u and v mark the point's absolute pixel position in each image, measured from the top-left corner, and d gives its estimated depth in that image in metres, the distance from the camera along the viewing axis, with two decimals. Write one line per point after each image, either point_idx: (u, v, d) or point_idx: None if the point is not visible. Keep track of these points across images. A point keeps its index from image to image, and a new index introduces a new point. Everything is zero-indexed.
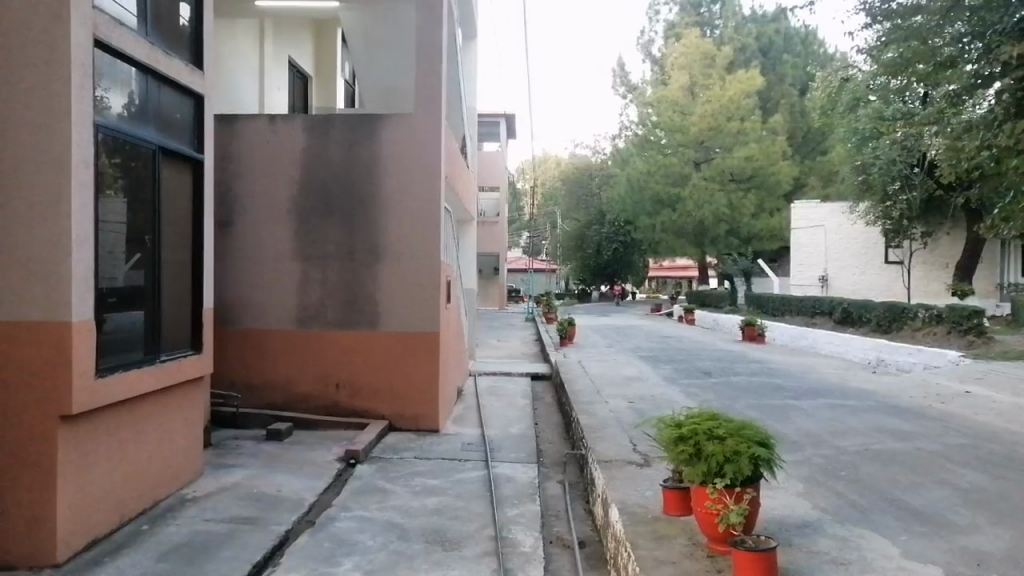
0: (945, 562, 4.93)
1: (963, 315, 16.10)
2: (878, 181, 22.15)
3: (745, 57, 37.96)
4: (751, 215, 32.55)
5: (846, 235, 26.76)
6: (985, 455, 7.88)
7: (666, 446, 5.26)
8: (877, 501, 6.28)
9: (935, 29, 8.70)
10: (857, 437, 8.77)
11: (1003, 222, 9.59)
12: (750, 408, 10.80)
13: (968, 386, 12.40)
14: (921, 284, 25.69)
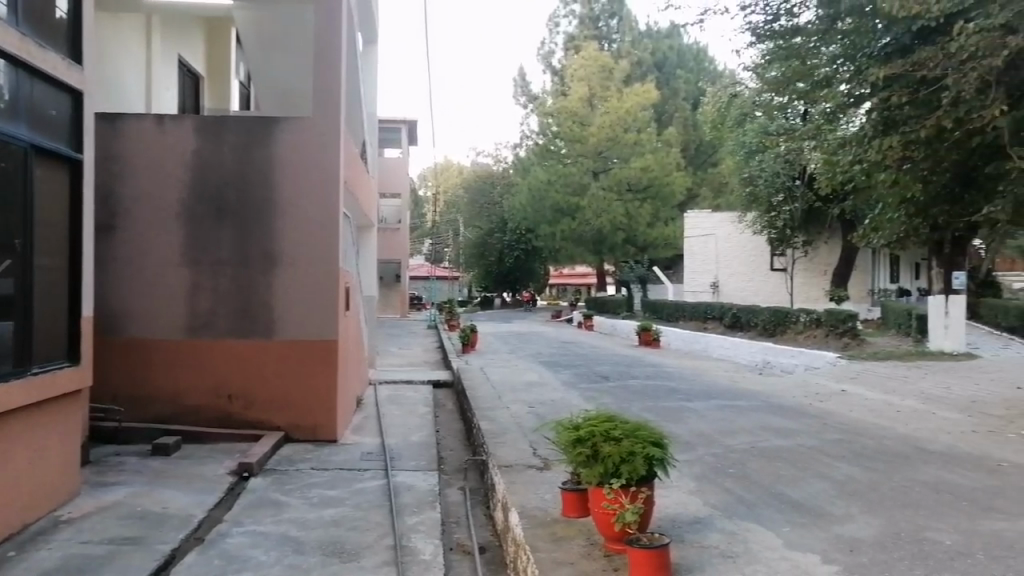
0: (822, 550, 5.23)
1: (839, 318, 17.16)
2: (764, 193, 23.37)
3: (641, 70, 39.20)
4: (647, 224, 33.58)
5: (734, 243, 28.02)
6: (859, 449, 8.41)
7: (564, 448, 5.34)
8: (763, 496, 6.58)
9: (812, 50, 9.41)
10: (744, 435, 9.19)
11: (874, 231, 10.33)
12: (646, 410, 11.12)
13: (844, 385, 13.22)
14: (803, 290, 27.30)
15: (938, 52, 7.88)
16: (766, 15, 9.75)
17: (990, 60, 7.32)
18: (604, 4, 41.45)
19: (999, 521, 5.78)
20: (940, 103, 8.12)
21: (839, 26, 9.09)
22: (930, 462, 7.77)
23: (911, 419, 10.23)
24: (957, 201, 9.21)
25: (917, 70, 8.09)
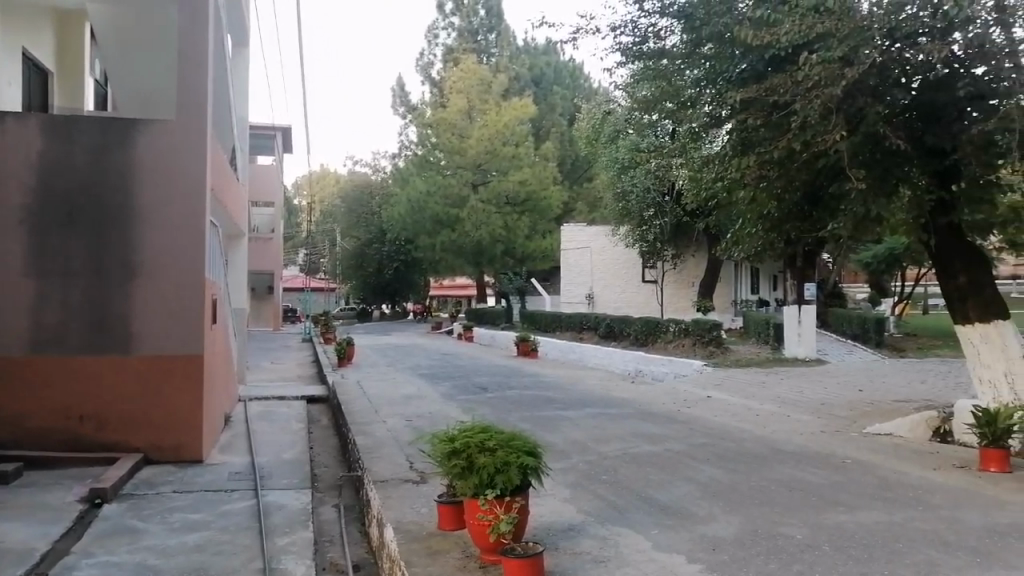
0: (687, 550, 5.47)
1: (705, 327, 18.12)
2: (635, 208, 24.33)
3: (519, 85, 39.90)
4: (525, 236, 34.13)
5: (608, 256, 28.99)
6: (721, 451, 8.87)
7: (439, 460, 5.31)
8: (632, 501, 6.81)
9: (677, 72, 9.94)
10: (617, 442, 9.47)
11: (736, 244, 10.97)
12: (523, 420, 11.26)
13: (709, 391, 13.92)
14: (673, 300, 28.56)
15: (787, 78, 8.49)
16: (635, 37, 10.19)
17: (831, 88, 7.96)
18: (482, 18, 41.94)
19: (844, 514, 6.25)
20: (789, 126, 8.73)
21: (701, 51, 9.62)
22: (784, 461, 8.30)
23: (768, 421, 10.90)
24: (807, 218, 9.90)
25: (769, 95, 8.68)
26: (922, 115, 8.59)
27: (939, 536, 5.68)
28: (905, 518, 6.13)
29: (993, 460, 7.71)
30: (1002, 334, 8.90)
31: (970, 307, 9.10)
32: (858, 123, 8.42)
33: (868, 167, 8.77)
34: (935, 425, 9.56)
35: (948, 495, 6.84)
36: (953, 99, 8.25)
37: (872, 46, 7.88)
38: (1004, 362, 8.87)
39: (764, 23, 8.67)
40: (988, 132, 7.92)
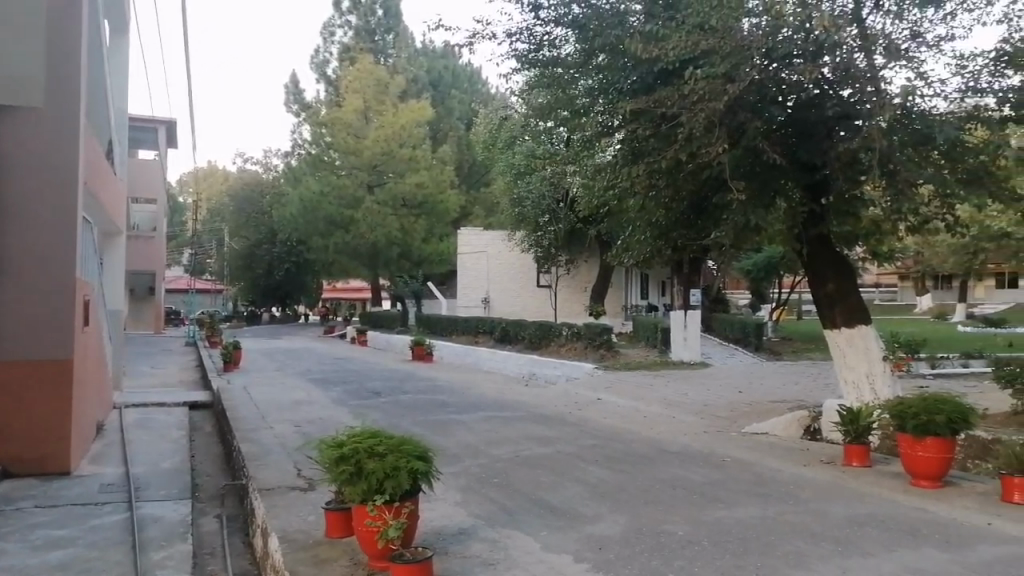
0: (575, 550, 5.58)
1: (596, 331, 18.56)
2: (531, 214, 24.60)
3: (416, 87, 39.61)
4: (421, 240, 33.96)
5: (504, 261, 29.29)
6: (608, 452, 9.12)
7: (326, 465, 5.18)
8: (523, 503, 6.88)
9: (570, 81, 10.14)
10: (509, 445, 9.56)
11: (627, 251, 11.33)
12: (415, 424, 11.15)
13: (600, 394, 14.26)
14: (566, 304, 29.19)
15: (674, 92, 8.84)
16: (530, 45, 10.31)
17: (714, 102, 8.34)
18: (379, 18, 41.47)
19: (721, 510, 6.55)
20: (675, 138, 9.09)
21: (594, 62, 9.85)
22: (668, 461, 8.61)
23: (654, 422, 11.28)
24: (692, 226, 10.32)
25: (658, 106, 9.02)
26: (796, 132, 9.13)
27: (807, 527, 6.05)
28: (776, 512, 6.48)
29: (855, 455, 8.28)
30: (864, 338, 9.55)
31: (837, 312, 9.73)
32: (740, 137, 8.85)
33: (748, 179, 9.26)
34: (805, 423, 10.19)
35: (815, 489, 7.29)
36: (823, 118, 8.80)
37: (752, 64, 8.31)
38: (866, 363, 9.54)
39: (653, 38, 8.99)
40: (853, 150, 8.51)
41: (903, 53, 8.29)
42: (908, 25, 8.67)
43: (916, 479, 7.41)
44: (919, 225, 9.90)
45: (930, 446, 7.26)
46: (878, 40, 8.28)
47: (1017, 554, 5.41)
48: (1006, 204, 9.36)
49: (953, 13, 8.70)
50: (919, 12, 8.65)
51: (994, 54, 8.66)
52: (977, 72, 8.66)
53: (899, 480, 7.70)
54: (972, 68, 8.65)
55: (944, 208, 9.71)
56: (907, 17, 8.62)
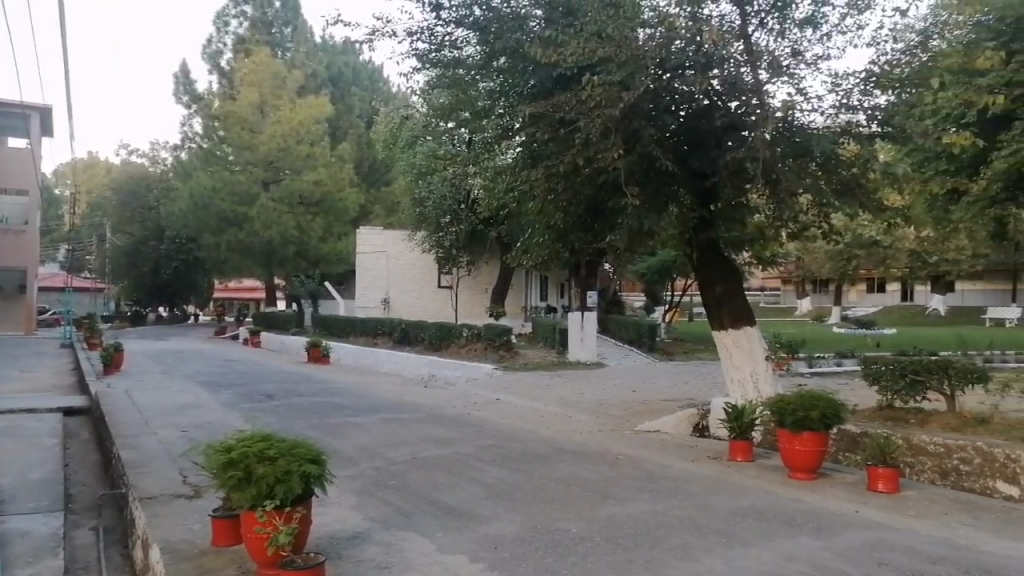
0: (471, 550, 5.59)
1: (496, 332, 18.68)
2: (433, 214, 24.42)
3: (316, 82, 38.72)
4: (319, 238, 33.20)
5: (404, 260, 29.02)
6: (506, 452, 9.20)
7: (213, 471, 4.98)
8: (419, 505, 6.82)
9: (471, 82, 10.15)
10: (406, 447, 9.47)
11: (526, 252, 11.48)
12: (310, 428, 10.88)
13: (499, 394, 14.37)
14: (467, 305, 29.26)
15: (572, 97, 9.01)
16: (431, 44, 10.25)
17: (610, 109, 8.57)
18: (277, 11, 40.28)
19: (614, 506, 6.72)
20: (573, 142, 9.27)
21: (494, 64, 9.91)
22: (564, 460, 8.77)
23: (551, 422, 11.45)
24: (590, 230, 10.56)
25: (556, 111, 9.18)
26: (688, 140, 9.50)
27: (693, 520, 6.31)
28: (666, 507, 6.72)
29: (740, 450, 8.69)
30: (748, 338, 10.04)
31: (724, 314, 10.17)
32: (635, 144, 9.13)
33: (642, 185, 9.55)
34: (694, 420, 10.58)
35: (702, 484, 7.59)
36: (712, 128, 9.20)
37: (646, 74, 8.58)
38: (750, 363, 10.03)
39: (552, 43, 9.14)
40: (739, 159, 8.92)
41: (785, 69, 8.77)
42: (790, 43, 9.18)
43: (794, 471, 7.85)
44: (798, 232, 10.49)
45: (807, 441, 7.71)
46: (763, 56, 8.72)
47: (881, 539, 5.82)
48: (875, 214, 10.06)
49: (829, 34, 9.28)
50: (799, 32, 9.17)
51: (864, 74, 9.29)
52: (850, 90, 9.27)
53: (779, 473, 8.13)
54: (845, 87, 9.25)
55: (820, 217, 10.33)
56: (789, 36, 9.13)
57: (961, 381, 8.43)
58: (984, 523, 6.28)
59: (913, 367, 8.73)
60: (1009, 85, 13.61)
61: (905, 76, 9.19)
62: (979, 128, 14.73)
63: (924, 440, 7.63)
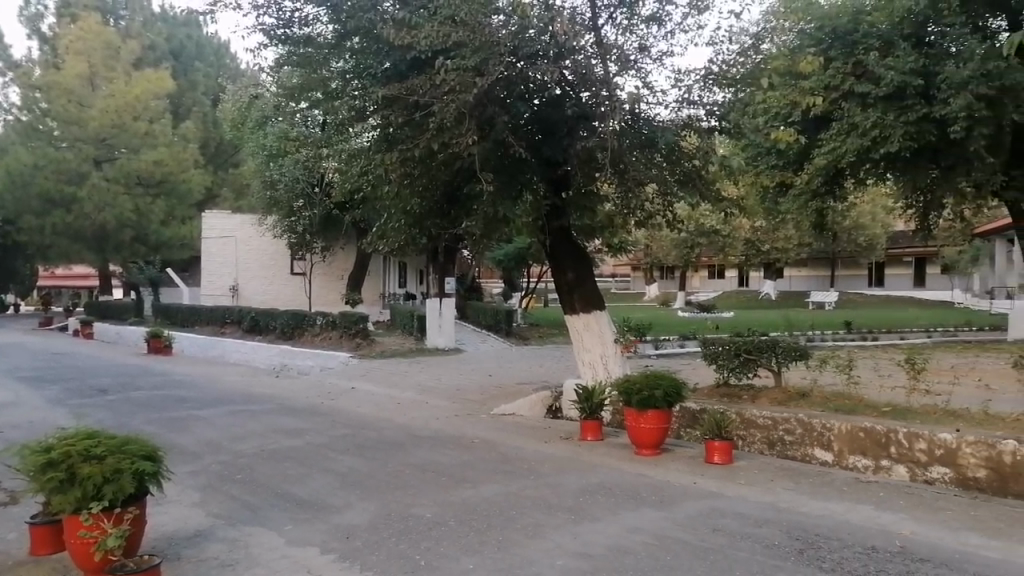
0: (322, 541, 5.45)
1: (351, 320, 18.32)
2: (284, 197, 23.42)
3: (154, 55, 36.10)
4: (160, 222, 31.07)
5: (253, 246, 27.79)
6: (359, 440, 9.04)
7: (28, 475, 4.52)
8: (267, 499, 6.55)
9: (322, 61, 9.82)
10: (254, 440, 9.06)
11: (381, 238, 11.33)
12: (148, 423, 10.18)
13: (354, 382, 14.13)
14: (322, 292, 28.45)
15: (425, 81, 8.95)
16: (279, 20, 9.82)
17: (464, 94, 8.58)
18: None
19: (467, 490, 6.77)
20: (427, 127, 9.21)
21: (347, 44, 9.66)
22: (419, 446, 8.74)
23: (408, 409, 11.36)
24: (445, 216, 10.59)
25: (411, 95, 9.08)
26: (540, 129, 9.67)
27: (545, 499, 6.47)
28: (519, 487, 6.86)
29: (590, 430, 9.02)
30: (598, 321, 10.39)
31: (576, 299, 10.49)
32: (489, 130, 9.22)
33: (497, 172, 9.63)
34: (548, 402, 10.84)
35: (554, 464, 7.81)
36: (563, 117, 9.42)
37: (499, 60, 8.65)
38: (600, 345, 10.40)
39: (405, 25, 9.01)
40: (589, 148, 9.19)
41: (632, 64, 9.12)
42: (636, 38, 9.54)
43: (640, 448, 8.23)
44: (644, 220, 10.97)
45: (651, 419, 8.11)
46: (611, 50, 9.03)
47: (715, 508, 6.23)
48: (713, 203, 10.69)
49: (672, 32, 9.72)
50: (645, 28, 9.54)
51: (703, 72, 9.83)
52: (690, 86, 9.78)
53: (626, 450, 8.50)
54: (687, 83, 9.74)
55: (663, 206, 10.86)
56: (636, 31, 9.48)
57: (786, 358, 9.17)
58: (803, 487, 6.88)
59: (745, 347, 9.40)
60: (827, 89, 14.90)
61: (740, 76, 9.83)
62: (802, 127, 16.10)
63: (755, 414, 8.25)
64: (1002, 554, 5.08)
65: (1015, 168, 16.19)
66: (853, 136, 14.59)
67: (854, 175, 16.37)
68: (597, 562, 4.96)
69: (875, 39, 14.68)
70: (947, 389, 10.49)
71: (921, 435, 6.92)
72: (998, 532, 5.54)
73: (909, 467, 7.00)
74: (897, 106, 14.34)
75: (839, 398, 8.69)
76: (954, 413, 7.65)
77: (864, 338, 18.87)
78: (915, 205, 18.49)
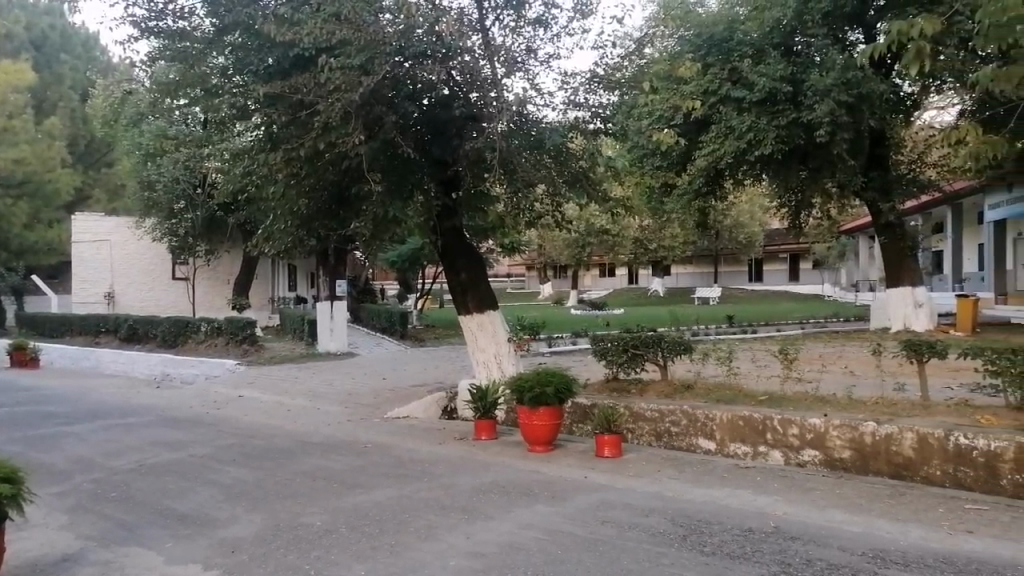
0: (204, 557, 5.23)
1: (238, 326, 17.66)
2: (163, 199, 22.29)
3: (12, 45, 33.42)
4: (22, 226, 28.75)
5: (130, 250, 26.31)
6: (246, 450, 8.74)
7: None
8: (144, 516, 6.22)
9: (200, 56, 9.42)
10: (131, 454, 8.59)
11: (266, 240, 10.98)
12: (10, 442, 9.43)
13: (241, 390, 13.62)
14: (206, 298, 27.27)
15: (309, 79, 8.75)
16: (150, 11, 9.34)
17: (350, 93, 8.45)
18: None
19: (359, 495, 6.66)
20: (313, 126, 9.01)
21: (226, 39, 9.32)
22: (310, 453, 8.53)
23: (297, 415, 11.07)
24: (334, 217, 10.38)
25: (293, 93, 8.87)
26: (429, 129, 9.63)
27: (437, 501, 6.46)
28: (413, 490, 6.83)
29: (484, 429, 9.06)
30: (491, 322, 10.45)
31: (470, 300, 10.50)
32: (377, 129, 9.11)
33: (385, 172, 9.53)
34: (443, 404, 10.84)
35: (447, 465, 7.82)
36: (451, 117, 9.42)
37: (386, 59, 8.56)
38: (494, 345, 10.45)
39: (286, 21, 8.77)
40: (478, 149, 9.22)
41: (519, 66, 9.24)
42: (523, 40, 9.66)
43: (532, 445, 8.34)
44: (534, 220, 11.12)
45: (543, 415, 8.25)
46: (499, 51, 9.13)
47: (605, 500, 6.39)
48: (600, 202, 10.95)
49: (558, 35, 9.90)
50: (531, 30, 9.67)
51: (589, 74, 10.06)
52: (576, 88, 9.99)
53: (519, 447, 8.60)
54: (573, 84, 9.95)
55: (553, 206, 11.05)
56: (522, 33, 9.61)
57: (670, 353, 9.52)
58: (687, 475, 7.17)
59: (633, 342, 9.68)
60: (706, 94, 15.71)
61: (624, 78, 10.11)
62: (684, 129, 16.79)
63: (642, 407, 8.53)
64: (861, 528, 5.48)
65: (874, 170, 17.45)
66: (731, 139, 15.42)
67: (732, 175, 17.19)
68: (488, 560, 5.00)
69: (748, 47, 15.48)
70: (816, 376, 11.19)
71: (793, 421, 7.35)
72: (860, 508, 5.95)
73: (784, 452, 7.42)
74: (769, 111, 15.19)
75: (719, 389, 9.11)
76: (823, 399, 8.18)
77: (744, 331, 19.88)
78: (787, 204, 19.65)
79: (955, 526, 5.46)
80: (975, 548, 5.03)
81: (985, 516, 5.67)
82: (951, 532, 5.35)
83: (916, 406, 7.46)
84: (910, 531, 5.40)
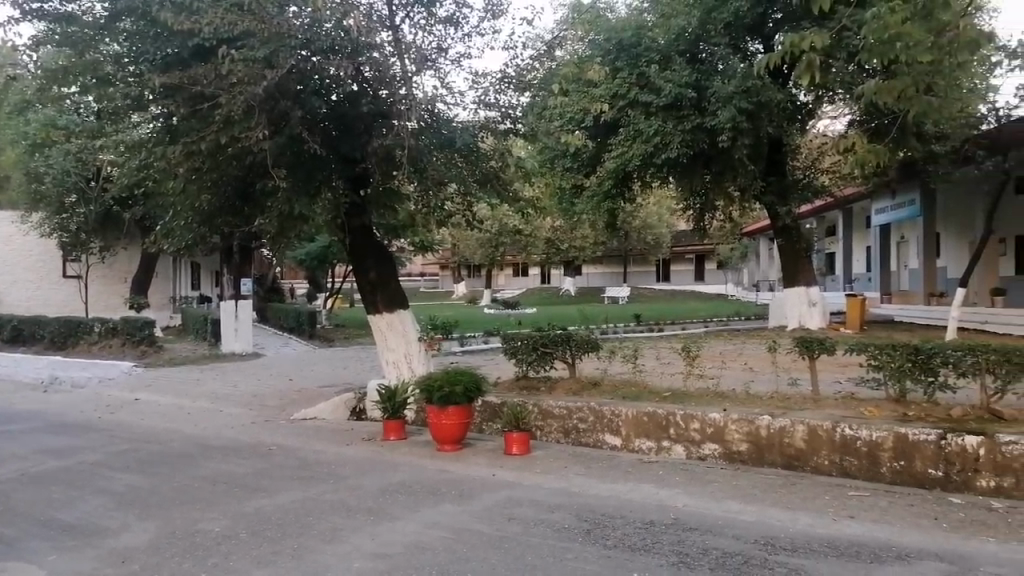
0: (91, 569, 4.98)
1: (135, 326, 16.82)
2: (52, 192, 20.98)
3: None
4: None
5: (17, 247, 24.86)
6: (141, 455, 8.36)
7: None
8: (26, 528, 5.85)
9: (92, 43, 8.94)
10: (13, 463, 8.07)
11: (164, 237, 10.54)
12: None
13: (137, 394, 12.99)
14: (100, 297, 25.88)
15: (210, 70, 8.46)
16: None
17: (252, 87, 8.21)
18: None
19: (261, 499, 6.48)
20: (214, 120, 8.71)
21: (120, 26, 8.88)
22: (210, 457, 8.23)
23: (197, 419, 10.66)
24: (238, 213, 10.09)
25: (193, 84, 8.56)
26: (337, 125, 9.46)
27: (343, 502, 6.36)
28: (317, 492, 6.70)
29: (393, 429, 8.98)
30: (401, 320, 10.36)
31: (379, 299, 10.38)
32: (283, 124, 8.88)
33: (291, 168, 9.31)
34: (352, 404, 10.68)
35: (355, 466, 7.70)
36: (359, 114, 9.30)
37: (291, 53, 8.37)
38: (404, 344, 10.36)
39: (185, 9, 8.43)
40: (387, 146, 9.14)
41: (428, 64, 9.21)
42: (434, 38, 9.61)
43: (441, 444, 8.31)
44: (444, 218, 11.08)
45: (452, 414, 8.24)
46: (408, 49, 9.08)
47: (511, 497, 6.44)
48: (510, 202, 11.02)
49: (469, 35, 9.90)
50: (442, 29, 9.64)
51: (499, 75, 10.12)
52: (487, 88, 10.03)
53: (428, 447, 8.56)
54: (483, 84, 9.98)
55: (463, 205, 11.04)
56: (433, 31, 9.56)
57: (578, 351, 9.67)
58: (593, 471, 7.31)
59: (542, 340, 9.79)
60: (614, 97, 16.08)
61: (535, 80, 10.21)
62: (593, 132, 17.14)
63: (551, 405, 8.63)
64: (754, 517, 5.73)
65: (773, 175, 18.23)
66: (639, 142, 15.84)
67: (640, 177, 17.67)
68: (393, 560, 4.96)
69: (655, 53, 15.93)
70: (716, 372, 11.59)
71: (694, 416, 7.61)
72: (753, 498, 6.22)
73: (685, 446, 7.66)
74: (674, 116, 15.68)
75: (625, 386, 9.33)
76: (723, 394, 8.49)
77: (650, 329, 20.40)
78: (692, 206, 20.32)
79: (839, 512, 5.78)
80: (857, 532, 5.34)
81: (866, 502, 6.02)
82: (835, 518, 5.65)
83: (808, 400, 7.85)
84: (799, 518, 5.68)
